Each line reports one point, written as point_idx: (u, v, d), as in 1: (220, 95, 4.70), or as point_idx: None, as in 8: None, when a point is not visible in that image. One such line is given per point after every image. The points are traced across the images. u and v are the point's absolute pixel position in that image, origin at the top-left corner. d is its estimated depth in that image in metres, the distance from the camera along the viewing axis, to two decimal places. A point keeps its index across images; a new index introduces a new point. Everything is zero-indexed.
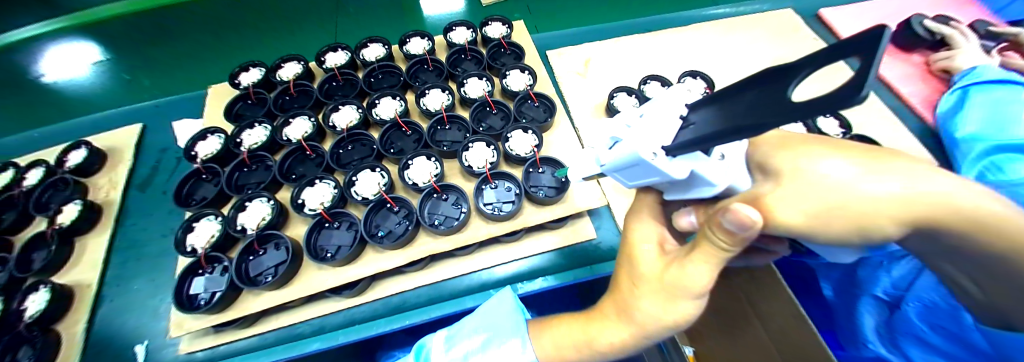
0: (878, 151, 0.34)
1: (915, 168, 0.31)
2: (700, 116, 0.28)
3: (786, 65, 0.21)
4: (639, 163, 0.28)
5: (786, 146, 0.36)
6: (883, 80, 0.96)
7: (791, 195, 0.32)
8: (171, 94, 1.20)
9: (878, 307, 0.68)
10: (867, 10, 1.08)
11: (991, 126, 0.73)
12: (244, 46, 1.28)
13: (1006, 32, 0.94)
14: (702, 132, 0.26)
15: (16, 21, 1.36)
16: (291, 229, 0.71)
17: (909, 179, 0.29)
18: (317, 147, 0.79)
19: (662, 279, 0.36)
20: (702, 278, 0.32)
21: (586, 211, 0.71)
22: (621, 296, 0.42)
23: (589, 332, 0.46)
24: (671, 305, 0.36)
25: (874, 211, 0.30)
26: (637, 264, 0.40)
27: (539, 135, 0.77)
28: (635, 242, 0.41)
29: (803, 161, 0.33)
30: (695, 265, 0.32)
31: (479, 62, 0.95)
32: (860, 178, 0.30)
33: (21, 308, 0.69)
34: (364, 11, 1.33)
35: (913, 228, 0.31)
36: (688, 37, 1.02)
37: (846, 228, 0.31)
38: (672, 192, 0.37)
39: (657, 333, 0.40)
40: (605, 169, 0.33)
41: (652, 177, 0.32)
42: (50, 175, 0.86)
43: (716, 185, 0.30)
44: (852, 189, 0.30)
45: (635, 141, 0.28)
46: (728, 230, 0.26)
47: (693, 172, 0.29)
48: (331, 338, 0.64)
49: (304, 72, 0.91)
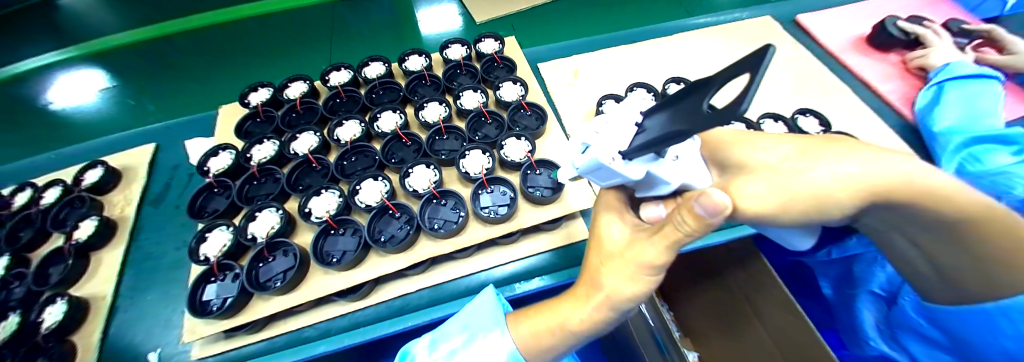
0: (821, 140, 0.41)
1: (875, 154, 0.38)
2: (654, 121, 0.30)
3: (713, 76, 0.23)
4: (601, 167, 0.32)
5: (740, 142, 0.44)
6: (862, 80, 1.00)
7: (755, 180, 0.37)
8: (171, 117, 1.25)
9: (877, 303, 0.68)
10: (842, 15, 1.14)
11: (968, 120, 0.77)
12: (252, 67, 1.35)
13: (978, 29, 0.98)
14: (652, 136, 0.28)
15: (34, 51, 1.43)
16: (298, 237, 0.74)
17: (866, 165, 0.36)
18: (322, 159, 0.83)
19: (624, 255, 0.42)
20: (654, 256, 0.38)
21: (580, 212, 0.74)
22: (591, 274, 0.48)
23: (562, 315, 0.51)
24: (632, 280, 0.43)
25: (822, 190, 0.36)
26: (605, 243, 0.46)
27: (531, 141, 0.81)
28: (603, 225, 0.47)
29: (755, 153, 0.41)
30: (652, 245, 0.38)
31: (474, 76, 1.00)
32: (802, 162, 0.38)
33: (38, 320, 0.72)
34: (363, 33, 1.41)
35: (867, 202, 0.37)
36: (672, 46, 1.07)
37: (812, 205, 0.36)
38: (641, 191, 0.41)
39: (620, 305, 0.46)
40: (577, 172, 0.37)
41: (616, 178, 0.35)
42: (67, 193, 0.91)
43: (670, 182, 0.34)
44: (814, 177, 0.36)
45: (598, 147, 0.31)
46: (698, 214, 0.29)
47: (649, 173, 0.33)
48: (337, 340, 0.66)
49: (309, 90, 0.96)
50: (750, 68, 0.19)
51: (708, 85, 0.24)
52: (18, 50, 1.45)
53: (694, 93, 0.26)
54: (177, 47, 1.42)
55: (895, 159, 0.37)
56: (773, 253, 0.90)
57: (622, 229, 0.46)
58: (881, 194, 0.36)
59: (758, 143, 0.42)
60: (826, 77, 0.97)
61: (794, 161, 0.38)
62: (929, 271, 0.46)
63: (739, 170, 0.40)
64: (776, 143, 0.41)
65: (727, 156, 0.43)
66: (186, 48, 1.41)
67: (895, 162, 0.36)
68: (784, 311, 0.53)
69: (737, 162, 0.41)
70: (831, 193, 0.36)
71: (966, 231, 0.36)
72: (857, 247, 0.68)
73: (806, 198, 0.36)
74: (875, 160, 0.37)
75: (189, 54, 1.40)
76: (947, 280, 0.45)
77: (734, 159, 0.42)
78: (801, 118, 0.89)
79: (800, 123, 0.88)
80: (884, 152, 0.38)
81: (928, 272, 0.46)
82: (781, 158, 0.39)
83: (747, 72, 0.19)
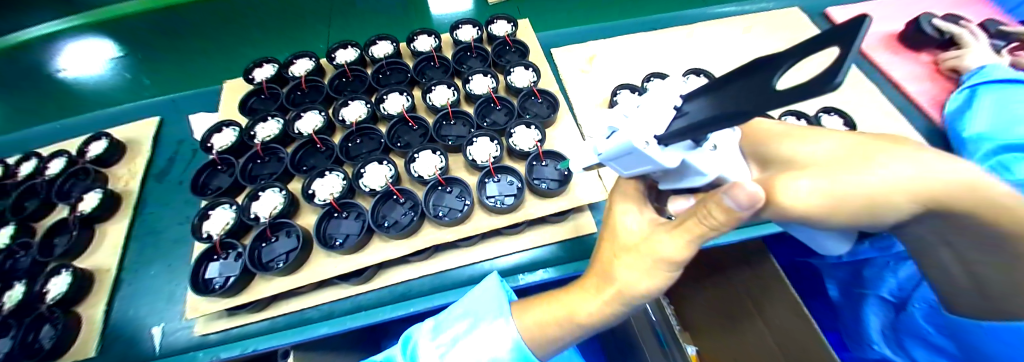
0: (872, 140, 0.39)
1: (919, 155, 0.35)
2: (695, 105, 0.28)
3: (774, 55, 0.21)
4: (633, 152, 0.30)
5: (789, 136, 0.42)
6: (890, 79, 0.95)
7: (806, 176, 0.34)
8: (167, 92, 1.23)
9: (885, 308, 0.66)
10: (876, 9, 1.07)
11: (1001, 127, 0.72)
12: (260, 42, 1.32)
13: (1017, 31, 0.93)
14: (693, 121, 0.26)
15: (39, 17, 1.42)
16: (301, 218, 0.74)
17: (917, 168, 0.34)
18: (327, 140, 0.82)
19: (639, 248, 0.41)
20: (674, 251, 0.37)
21: (588, 205, 0.72)
22: (602, 265, 0.47)
23: (571, 306, 0.50)
24: (647, 274, 0.41)
25: (876, 190, 0.33)
26: (618, 234, 0.45)
27: (541, 130, 0.79)
28: (619, 215, 0.45)
29: (799, 149, 0.40)
30: (673, 238, 0.36)
31: (484, 59, 0.97)
32: (858, 159, 0.36)
33: (43, 290, 0.73)
34: (371, 11, 1.37)
35: (912, 206, 0.34)
36: (692, 35, 1.02)
37: (857, 207, 0.34)
38: (667, 182, 0.39)
39: (631, 300, 0.45)
40: (602, 158, 0.36)
41: (645, 166, 0.33)
42: (72, 165, 0.90)
43: (707, 175, 0.32)
44: (863, 178, 0.33)
45: (629, 131, 0.30)
46: (728, 208, 0.28)
47: (684, 162, 0.31)
48: (338, 323, 0.66)
49: (315, 68, 0.94)
50: (832, 42, 0.16)
51: (769, 66, 0.21)
52: (22, 16, 1.42)
53: (747, 74, 0.23)
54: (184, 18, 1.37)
55: (932, 161, 0.34)
56: (783, 255, 0.87)
57: (639, 221, 0.44)
58: (909, 198, 0.34)
59: (810, 137, 0.41)
60: (854, 75, 0.93)
61: (845, 161, 0.36)
62: (961, 280, 0.44)
63: (786, 164, 0.39)
64: (823, 139, 0.40)
65: (774, 151, 0.42)
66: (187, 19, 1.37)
67: (934, 166, 0.34)
68: (792, 315, 0.52)
69: (786, 158, 0.40)
70: (887, 194, 0.33)
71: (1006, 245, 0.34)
72: (869, 251, 0.66)
73: (860, 198, 0.33)
74: (911, 164, 0.34)
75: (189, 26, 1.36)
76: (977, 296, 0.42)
77: (779, 153, 0.41)
78: (825, 117, 0.85)
79: (823, 122, 0.84)
80: (921, 153, 0.35)
81: (961, 282, 0.44)
82: (834, 152, 0.38)
83: (833, 46, 0.16)
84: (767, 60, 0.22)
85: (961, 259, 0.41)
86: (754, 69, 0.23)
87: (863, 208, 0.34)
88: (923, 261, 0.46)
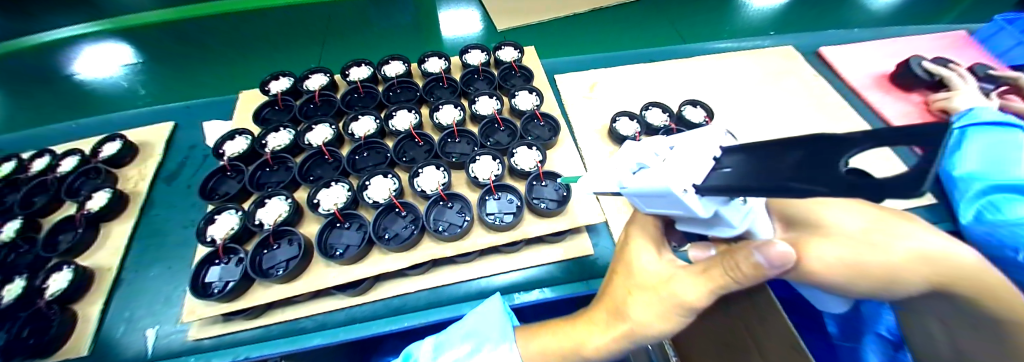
0: (888, 218, 0.41)
1: (919, 231, 0.38)
2: (733, 161, 0.29)
3: (843, 137, 0.19)
4: (669, 196, 0.30)
5: (817, 201, 0.42)
6: (882, 117, 0.98)
7: (832, 243, 0.35)
8: (168, 101, 1.28)
9: (883, 347, 0.64)
10: (866, 51, 1.12)
11: (992, 167, 0.73)
12: (273, 57, 1.39)
13: (1005, 76, 0.96)
14: (730, 181, 0.26)
15: (67, 21, 1.49)
16: (304, 227, 0.75)
17: (926, 247, 0.35)
18: (335, 152, 0.84)
19: (658, 291, 0.41)
20: (694, 295, 0.37)
21: (587, 226, 0.74)
22: (613, 300, 0.47)
23: (580, 340, 0.51)
24: (661, 315, 0.41)
25: (894, 263, 0.34)
26: (635, 274, 0.44)
27: (542, 151, 0.82)
28: (635, 253, 0.45)
29: (828, 213, 0.40)
30: (694, 283, 0.37)
31: (490, 82, 1.01)
32: (880, 235, 0.37)
33: (43, 286, 0.73)
34: (384, 32, 1.44)
35: (930, 283, 0.34)
36: (691, 67, 1.06)
37: (874, 283, 0.34)
38: (688, 225, 0.38)
39: (641, 339, 0.45)
40: (626, 191, 0.37)
41: (675, 209, 0.33)
42: (84, 164, 0.93)
43: (737, 227, 0.32)
44: (882, 254, 0.34)
45: (665, 177, 0.30)
46: (757, 265, 0.30)
47: (716, 214, 0.31)
48: (331, 335, 0.67)
49: (329, 83, 0.98)
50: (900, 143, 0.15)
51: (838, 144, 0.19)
52: (51, 19, 1.50)
53: (808, 146, 0.22)
54: (209, 28, 1.45)
55: (941, 243, 0.36)
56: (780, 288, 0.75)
57: (657, 263, 0.43)
58: (920, 280, 0.34)
59: (835, 206, 0.42)
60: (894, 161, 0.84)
61: (869, 234, 0.37)
62: (941, 344, 0.44)
63: (812, 227, 0.39)
64: (849, 211, 0.41)
65: (804, 213, 0.41)
66: (205, 29, 1.45)
67: (950, 250, 0.35)
68: (788, 348, 0.39)
69: (813, 221, 0.40)
70: (908, 273, 0.34)
71: (980, 303, 0.33)
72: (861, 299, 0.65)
73: (875, 269, 0.34)
74: (920, 242, 0.36)
75: (207, 36, 1.44)
76: (952, 345, 0.42)
77: (809, 215, 0.41)
78: None
79: None
80: (925, 231, 0.38)
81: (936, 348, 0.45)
82: (859, 226, 0.39)
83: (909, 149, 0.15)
84: (823, 139, 0.21)
85: (940, 321, 0.41)
86: (809, 142, 0.22)
87: (874, 278, 0.34)
88: (909, 316, 0.47)
